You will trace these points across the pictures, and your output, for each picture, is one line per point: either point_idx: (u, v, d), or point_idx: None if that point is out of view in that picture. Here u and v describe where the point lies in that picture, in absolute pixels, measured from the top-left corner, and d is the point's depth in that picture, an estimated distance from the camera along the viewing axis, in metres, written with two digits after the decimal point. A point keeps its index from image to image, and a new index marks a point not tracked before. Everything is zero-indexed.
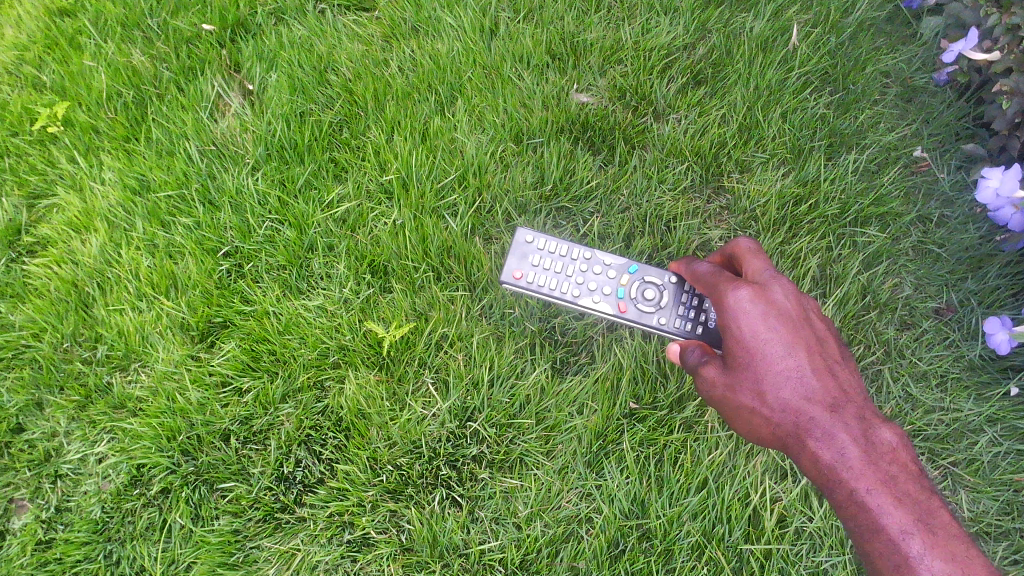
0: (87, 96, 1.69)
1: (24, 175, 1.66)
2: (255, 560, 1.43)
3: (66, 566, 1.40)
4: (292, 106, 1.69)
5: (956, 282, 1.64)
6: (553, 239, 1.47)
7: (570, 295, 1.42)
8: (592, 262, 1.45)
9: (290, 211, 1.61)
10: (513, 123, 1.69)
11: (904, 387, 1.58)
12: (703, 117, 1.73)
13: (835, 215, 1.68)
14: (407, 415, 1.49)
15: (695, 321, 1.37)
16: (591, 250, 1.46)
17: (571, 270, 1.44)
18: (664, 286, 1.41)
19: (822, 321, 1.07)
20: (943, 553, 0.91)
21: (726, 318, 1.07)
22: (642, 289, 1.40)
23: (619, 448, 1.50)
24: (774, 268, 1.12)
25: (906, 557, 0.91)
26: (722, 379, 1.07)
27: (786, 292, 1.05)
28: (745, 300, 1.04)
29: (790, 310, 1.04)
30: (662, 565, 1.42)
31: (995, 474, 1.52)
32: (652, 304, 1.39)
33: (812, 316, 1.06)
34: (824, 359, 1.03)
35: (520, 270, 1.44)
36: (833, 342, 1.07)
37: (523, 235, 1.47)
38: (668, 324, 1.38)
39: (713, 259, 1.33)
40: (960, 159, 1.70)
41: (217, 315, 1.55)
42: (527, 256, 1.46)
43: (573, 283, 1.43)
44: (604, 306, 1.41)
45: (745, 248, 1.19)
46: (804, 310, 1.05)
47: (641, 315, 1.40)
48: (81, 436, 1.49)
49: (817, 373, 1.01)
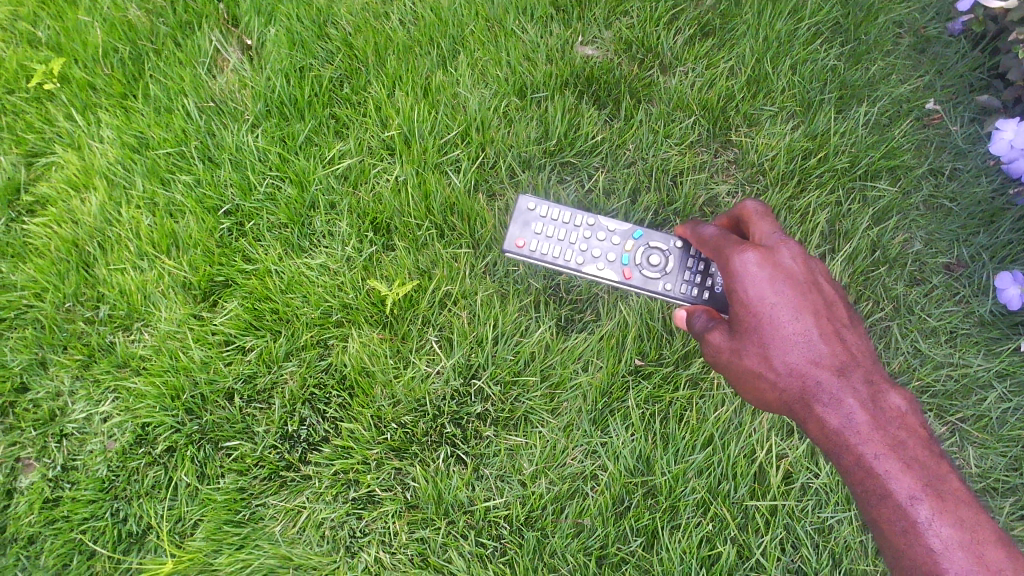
0: (83, 52, 1.66)
1: (21, 133, 1.64)
2: (262, 517, 1.44)
3: (74, 524, 1.42)
4: (292, 60, 1.65)
5: (967, 237, 1.62)
6: (556, 207, 1.43)
7: (574, 263, 1.39)
8: (595, 229, 1.42)
9: (291, 168, 1.59)
10: (516, 77, 1.66)
11: (913, 343, 1.56)
12: (711, 70, 1.69)
13: (845, 168, 1.65)
14: (411, 372, 1.48)
15: (701, 287, 1.35)
16: (594, 216, 1.42)
17: (575, 238, 1.41)
18: (669, 251, 1.38)
19: (831, 284, 1.04)
20: (952, 520, 0.88)
21: (731, 283, 1.04)
22: (647, 255, 1.38)
23: (625, 406, 1.49)
24: (781, 231, 1.09)
25: (914, 524, 0.89)
26: (728, 343, 1.05)
27: (794, 255, 1.02)
28: (750, 263, 1.01)
29: (798, 273, 1.01)
30: (667, 521, 1.43)
31: (1004, 430, 1.52)
32: (657, 269, 1.37)
33: (820, 280, 1.03)
34: (832, 323, 1.00)
35: (522, 239, 1.41)
36: (842, 306, 1.04)
37: (524, 203, 1.44)
38: (674, 290, 1.36)
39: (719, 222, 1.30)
40: (974, 112, 1.67)
41: (219, 274, 1.54)
42: (529, 224, 1.42)
43: (577, 251, 1.40)
44: (609, 273, 1.39)
45: (752, 210, 1.15)
46: (812, 274, 1.02)
47: (647, 281, 1.37)
48: (86, 395, 1.49)
49: (824, 337, 0.98)
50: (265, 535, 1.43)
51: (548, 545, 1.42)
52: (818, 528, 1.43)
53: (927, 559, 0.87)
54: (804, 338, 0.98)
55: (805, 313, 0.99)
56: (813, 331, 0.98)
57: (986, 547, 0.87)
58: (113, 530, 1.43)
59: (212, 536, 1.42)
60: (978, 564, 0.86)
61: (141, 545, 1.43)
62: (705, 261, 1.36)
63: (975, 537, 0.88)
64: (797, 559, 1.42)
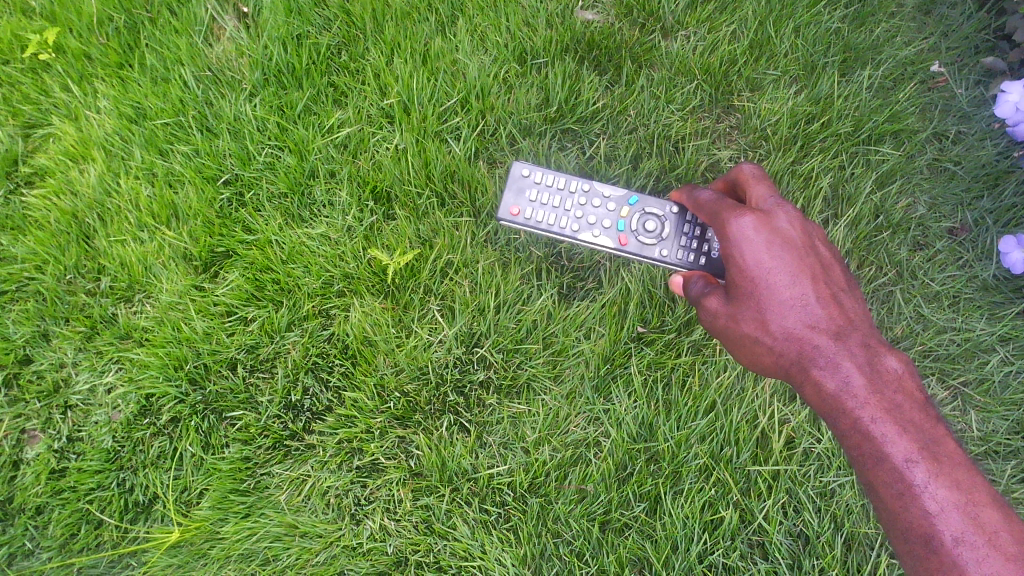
0: (77, 21, 1.63)
1: (17, 104, 1.63)
2: (267, 486, 1.45)
3: (81, 494, 1.43)
4: (288, 29, 1.63)
5: (971, 200, 1.61)
6: (550, 173, 1.42)
7: (569, 231, 1.39)
8: (590, 196, 1.41)
9: (289, 137, 1.58)
10: (516, 43, 1.64)
11: (915, 308, 1.56)
12: (713, 34, 1.67)
13: (848, 132, 1.63)
14: (413, 342, 1.49)
15: (697, 252, 1.33)
16: (589, 183, 1.41)
17: (570, 205, 1.40)
18: (666, 217, 1.37)
19: (828, 248, 1.04)
20: (948, 482, 0.88)
21: (728, 247, 1.03)
22: (642, 221, 1.37)
23: (627, 372, 1.49)
24: (778, 195, 1.08)
25: (910, 485, 0.89)
26: (725, 308, 1.04)
27: (791, 219, 1.02)
28: (747, 228, 1.01)
29: (795, 238, 1.00)
30: (670, 487, 1.44)
31: (1006, 394, 1.52)
32: (653, 236, 1.36)
33: (817, 243, 1.02)
34: (829, 287, 1.00)
35: (517, 206, 1.40)
36: (839, 270, 1.03)
37: (519, 170, 1.43)
38: (670, 256, 1.35)
39: (716, 186, 1.29)
40: (979, 74, 1.65)
41: (220, 245, 1.54)
42: (523, 190, 1.41)
43: (572, 218, 1.40)
44: (604, 240, 1.38)
45: (749, 174, 1.14)
46: (809, 237, 1.02)
47: (642, 248, 1.36)
48: (89, 366, 1.50)
49: (820, 301, 0.98)
50: (271, 504, 1.44)
51: (552, 511, 1.43)
52: (820, 492, 1.44)
53: (923, 521, 0.87)
54: (801, 302, 0.98)
55: (802, 277, 0.99)
56: (809, 295, 0.98)
57: (982, 509, 0.87)
58: (119, 500, 1.43)
59: (218, 505, 1.43)
60: (974, 526, 0.86)
61: (148, 514, 1.45)
62: (701, 226, 1.34)
63: (971, 498, 0.87)
64: (799, 523, 1.43)
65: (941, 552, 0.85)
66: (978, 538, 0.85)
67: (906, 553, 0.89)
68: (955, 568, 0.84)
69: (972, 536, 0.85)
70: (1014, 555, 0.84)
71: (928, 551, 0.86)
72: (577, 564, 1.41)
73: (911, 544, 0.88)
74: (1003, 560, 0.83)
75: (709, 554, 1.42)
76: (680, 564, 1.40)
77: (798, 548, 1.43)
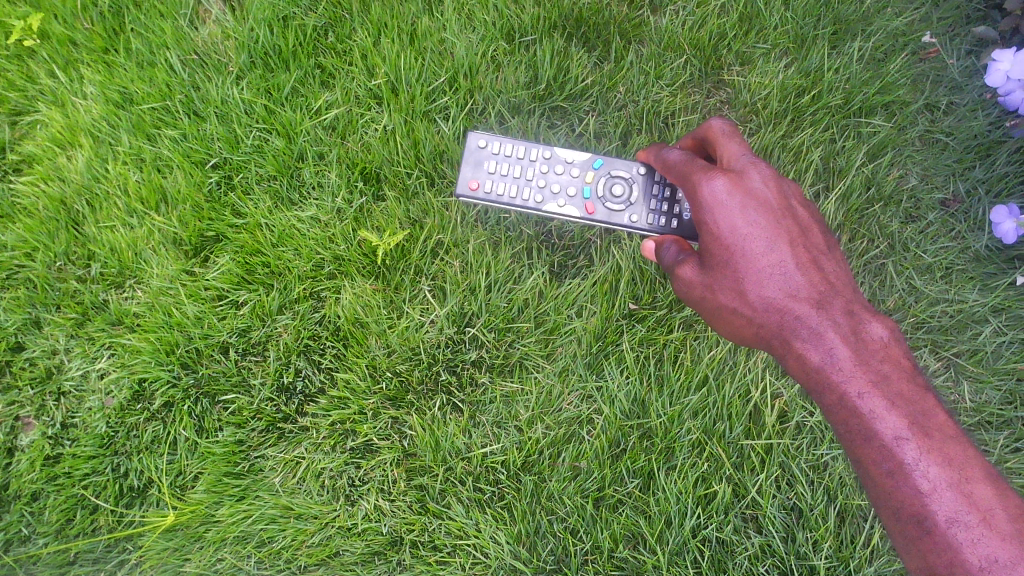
0: (61, 7, 1.61)
1: (2, 91, 1.62)
2: (262, 469, 1.46)
3: (75, 480, 1.44)
4: (274, 9, 1.61)
5: (963, 171, 1.61)
6: (508, 143, 1.40)
7: (533, 202, 1.37)
8: (552, 162, 1.40)
9: (277, 120, 1.57)
10: (503, 21, 1.62)
11: (907, 280, 1.56)
12: (702, 7, 1.65)
13: (839, 105, 1.63)
14: (405, 322, 1.48)
15: (668, 215, 1.35)
16: (549, 149, 1.40)
17: (532, 174, 1.39)
18: (633, 179, 1.37)
19: (805, 209, 1.03)
20: (939, 458, 0.88)
21: (701, 214, 1.02)
22: (609, 186, 1.37)
23: (619, 349, 1.48)
24: (751, 154, 1.07)
25: (900, 463, 0.89)
26: (701, 279, 1.04)
27: (765, 179, 1.01)
28: (720, 193, 1.00)
29: (770, 200, 1.00)
30: (663, 463, 1.44)
31: (999, 364, 1.52)
32: (621, 201, 1.36)
33: (793, 204, 1.02)
34: (808, 252, 1.00)
35: (475, 180, 1.38)
36: (818, 232, 1.03)
37: (475, 141, 1.40)
38: (640, 221, 1.35)
39: (684, 143, 1.27)
40: (970, 44, 1.65)
41: (209, 229, 1.54)
42: (482, 163, 1.40)
43: (535, 188, 1.38)
44: (571, 209, 1.37)
45: (719, 131, 1.12)
46: (785, 199, 1.01)
47: (611, 214, 1.36)
48: (81, 353, 1.49)
49: (800, 267, 0.98)
50: (265, 486, 1.45)
51: (545, 489, 1.43)
52: (813, 465, 1.44)
53: (915, 500, 0.87)
54: (780, 269, 0.97)
55: (779, 243, 0.98)
56: (788, 262, 0.98)
57: (975, 485, 0.86)
58: (114, 485, 1.44)
59: (213, 488, 1.43)
60: (968, 503, 0.85)
61: (144, 498, 1.45)
62: (666, 184, 1.36)
63: (963, 475, 0.87)
64: (792, 496, 1.43)
65: (934, 533, 0.85)
66: (972, 518, 0.84)
67: (898, 532, 0.89)
68: (950, 549, 0.83)
69: (965, 516, 0.84)
70: (1009, 533, 0.83)
71: (921, 532, 0.86)
72: (571, 541, 1.42)
73: (904, 524, 0.88)
74: (997, 538, 0.83)
75: (702, 529, 1.42)
76: (674, 539, 1.41)
77: (792, 521, 1.43)
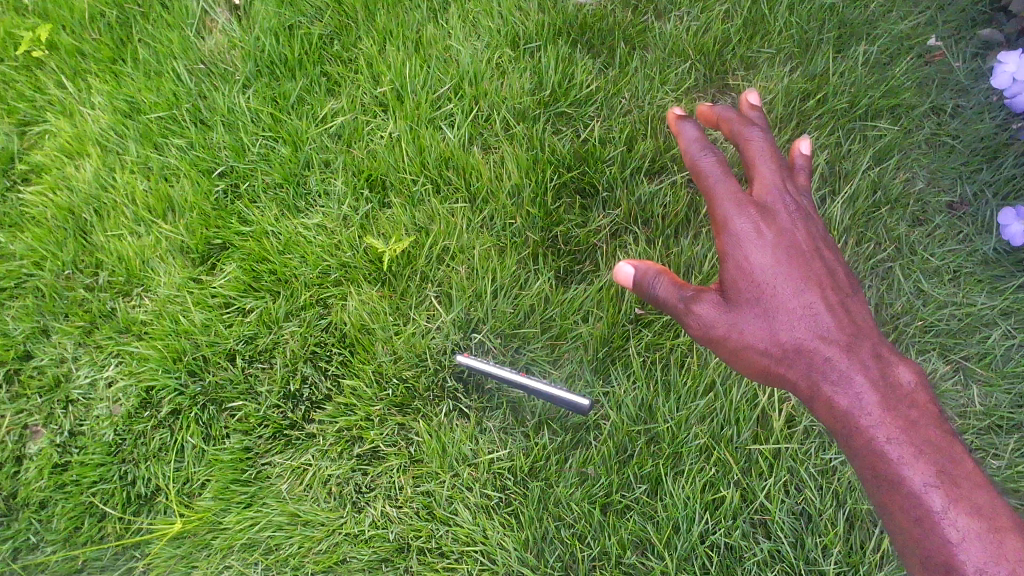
0: (70, 18, 1.70)
1: (12, 102, 1.67)
2: (269, 476, 1.43)
3: (84, 487, 1.41)
4: (280, 19, 1.69)
5: (971, 174, 1.60)
6: (475, 365, 1.42)
7: None
8: None
9: (283, 128, 1.62)
10: (509, 29, 1.68)
11: (915, 283, 1.53)
12: (706, 13, 1.70)
13: (845, 109, 1.64)
14: (411, 329, 1.48)
15: None
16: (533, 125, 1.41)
17: None
18: None
19: (831, 253, 1.05)
20: (967, 508, 0.87)
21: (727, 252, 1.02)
22: None
23: (625, 355, 1.47)
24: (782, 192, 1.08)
25: (928, 511, 0.88)
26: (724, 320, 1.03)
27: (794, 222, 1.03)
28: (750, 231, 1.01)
29: (800, 242, 1.02)
30: (670, 468, 1.40)
31: (1007, 367, 1.47)
32: None
33: (819, 248, 1.04)
34: (836, 296, 1.01)
35: None
36: (844, 276, 1.04)
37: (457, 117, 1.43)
38: None
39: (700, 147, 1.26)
40: (976, 47, 1.67)
41: (216, 237, 1.56)
42: None
43: None
44: None
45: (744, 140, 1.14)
46: (811, 242, 1.03)
47: None
48: (89, 361, 1.49)
49: (828, 311, 0.99)
50: (273, 493, 1.42)
51: (552, 494, 1.40)
52: (820, 470, 1.39)
53: (945, 549, 0.86)
54: (809, 313, 0.98)
55: (808, 287, 1.00)
56: (817, 306, 0.99)
57: (1005, 535, 0.86)
58: (122, 492, 1.42)
59: (220, 496, 1.41)
60: (998, 554, 0.85)
61: (151, 506, 1.43)
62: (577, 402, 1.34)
63: (993, 525, 0.87)
64: (800, 501, 1.38)
65: None
66: (1001, 567, 0.84)
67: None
68: None
69: (996, 565, 0.84)
70: None
71: None
72: (579, 547, 1.38)
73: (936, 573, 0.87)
74: None
75: (710, 534, 1.38)
76: (683, 545, 1.36)
77: (801, 525, 1.38)
